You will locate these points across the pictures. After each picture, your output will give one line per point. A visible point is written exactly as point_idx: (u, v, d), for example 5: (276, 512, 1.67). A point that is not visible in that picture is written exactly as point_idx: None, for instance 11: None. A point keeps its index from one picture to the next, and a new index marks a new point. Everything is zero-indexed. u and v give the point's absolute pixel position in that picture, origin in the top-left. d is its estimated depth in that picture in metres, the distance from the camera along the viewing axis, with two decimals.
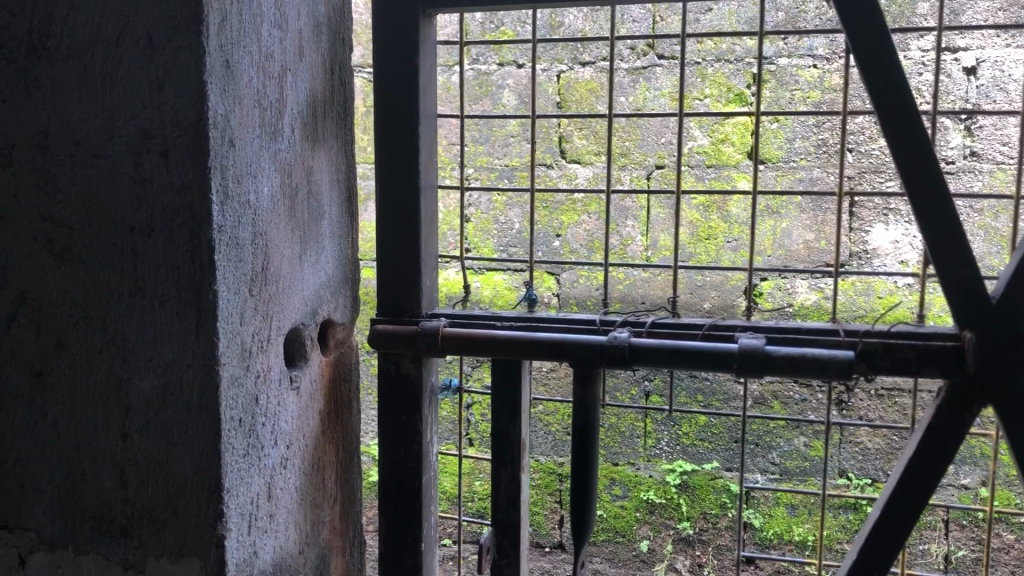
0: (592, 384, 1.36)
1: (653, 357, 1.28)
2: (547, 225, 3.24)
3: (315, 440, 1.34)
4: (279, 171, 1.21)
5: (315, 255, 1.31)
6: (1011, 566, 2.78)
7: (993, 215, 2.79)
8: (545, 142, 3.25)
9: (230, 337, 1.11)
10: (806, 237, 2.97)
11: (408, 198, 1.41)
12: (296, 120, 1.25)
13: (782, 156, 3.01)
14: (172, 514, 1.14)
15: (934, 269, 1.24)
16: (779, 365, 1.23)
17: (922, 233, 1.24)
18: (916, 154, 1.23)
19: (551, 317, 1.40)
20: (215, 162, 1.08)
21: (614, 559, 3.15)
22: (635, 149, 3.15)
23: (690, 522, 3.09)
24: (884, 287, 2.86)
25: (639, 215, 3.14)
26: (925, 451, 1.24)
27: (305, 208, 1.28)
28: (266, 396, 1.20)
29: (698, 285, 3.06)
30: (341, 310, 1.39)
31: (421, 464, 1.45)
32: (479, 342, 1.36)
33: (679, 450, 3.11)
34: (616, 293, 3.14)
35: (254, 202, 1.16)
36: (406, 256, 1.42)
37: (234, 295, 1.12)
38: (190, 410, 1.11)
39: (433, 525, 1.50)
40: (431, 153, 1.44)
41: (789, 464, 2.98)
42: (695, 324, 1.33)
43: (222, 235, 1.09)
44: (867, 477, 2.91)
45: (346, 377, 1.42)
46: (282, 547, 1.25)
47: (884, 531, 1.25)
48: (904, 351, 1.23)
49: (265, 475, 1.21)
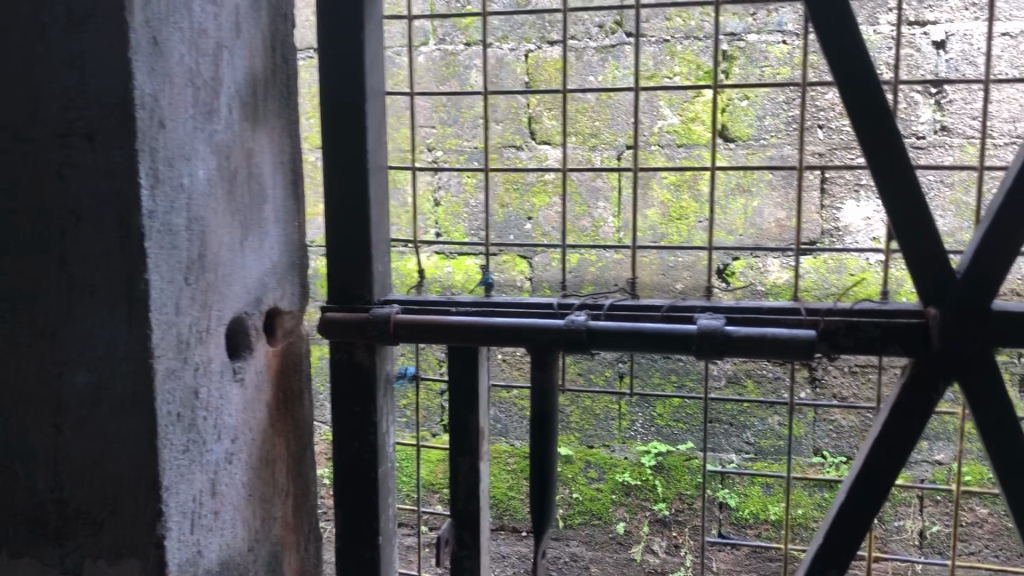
0: (551, 370, 1.31)
1: (612, 341, 1.24)
2: (518, 208, 2.96)
3: (264, 432, 1.29)
4: (216, 153, 1.16)
5: (257, 240, 1.25)
6: (984, 539, 2.56)
7: (964, 189, 2.53)
8: (513, 124, 3.00)
9: (165, 329, 1.07)
10: (778, 215, 2.64)
11: (356, 182, 1.35)
12: (233, 100, 1.20)
13: (752, 134, 2.69)
14: (109, 514, 1.09)
15: (897, 245, 1.21)
16: (740, 347, 1.20)
17: (886, 209, 1.20)
18: (880, 129, 1.19)
19: (508, 301, 1.35)
20: (143, 145, 1.03)
21: (590, 542, 2.87)
22: (604, 129, 2.86)
23: (666, 504, 2.81)
24: (856, 264, 2.56)
25: (611, 195, 2.83)
26: (890, 434, 1.21)
27: (245, 192, 1.23)
28: (207, 389, 1.15)
29: (670, 266, 2.71)
30: (289, 297, 1.34)
31: (378, 455, 1.41)
32: (432, 329, 1.31)
33: (654, 431, 2.81)
34: (589, 275, 2.80)
35: (189, 186, 1.10)
36: (355, 241, 1.37)
37: (168, 284, 1.07)
38: (124, 405, 1.06)
39: (391, 517, 1.46)
40: (380, 133, 1.38)
41: (764, 443, 2.74)
42: (654, 305, 1.30)
43: (153, 222, 1.04)
44: (841, 455, 2.64)
45: (297, 368, 1.37)
46: (229, 546, 1.21)
47: (850, 518, 1.23)
48: (867, 330, 1.20)
49: (208, 471, 1.16)
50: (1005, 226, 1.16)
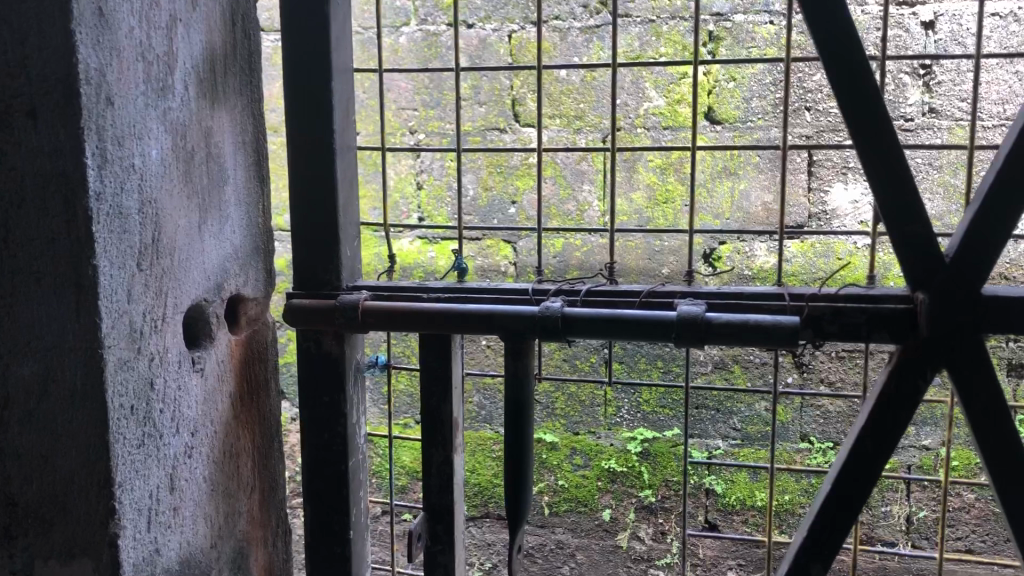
0: (525, 358, 1.26)
1: (589, 328, 1.20)
2: (502, 191, 2.78)
3: (226, 424, 1.24)
4: (170, 132, 1.10)
5: (217, 224, 1.20)
6: (971, 525, 2.51)
7: (953, 171, 2.47)
8: (497, 106, 2.79)
9: (116, 317, 1.01)
10: (765, 198, 2.53)
11: (322, 162, 1.30)
12: (188, 75, 1.14)
13: (739, 116, 2.57)
14: (60, 512, 1.03)
15: (884, 226, 1.16)
16: (721, 334, 1.15)
17: (873, 189, 1.15)
18: (867, 106, 1.14)
19: (481, 287, 1.30)
20: (90, 123, 0.97)
21: (577, 529, 2.72)
22: (589, 111, 2.67)
23: (653, 490, 2.66)
24: (844, 247, 2.50)
25: (596, 178, 2.67)
26: (877, 423, 1.17)
27: (203, 174, 1.17)
28: (164, 380, 1.10)
29: (655, 250, 2.60)
30: (252, 283, 1.29)
31: (348, 447, 1.36)
32: (401, 316, 1.26)
33: (641, 417, 2.65)
34: (573, 262, 2.67)
35: (140, 166, 1.04)
36: (322, 225, 1.32)
37: (119, 270, 1.01)
38: (73, 397, 1.00)
39: (363, 510, 1.41)
40: (347, 112, 1.33)
41: (751, 429, 2.58)
42: (633, 291, 1.25)
43: (101, 204, 0.99)
44: (828, 440, 2.54)
45: (261, 357, 1.32)
46: (190, 543, 1.16)
47: (836, 509, 1.19)
48: (853, 316, 1.16)
49: (166, 465, 1.11)
50: (997, 207, 1.11)
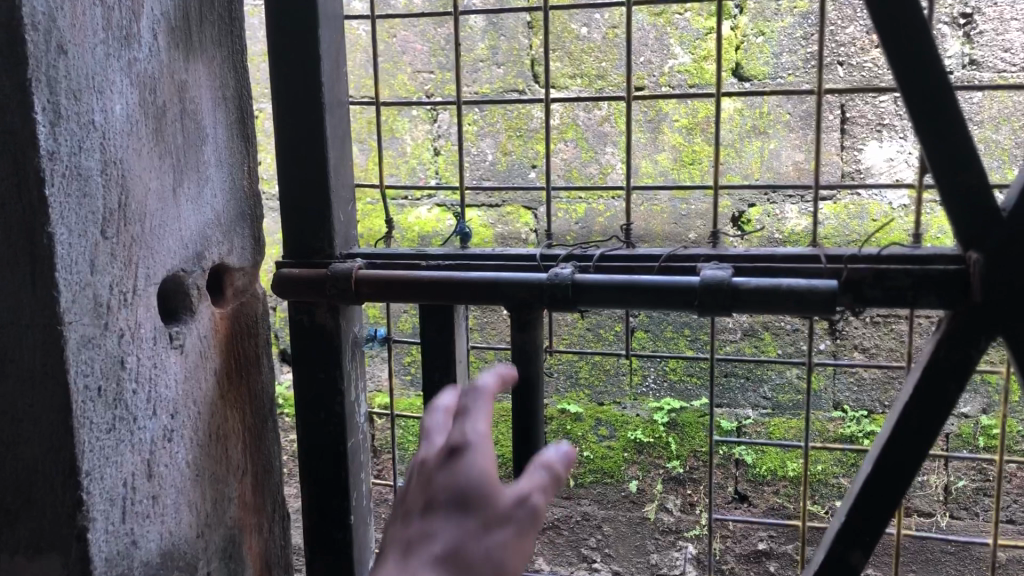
0: (533, 330, 1.15)
1: (602, 296, 1.09)
2: (521, 157, 2.53)
3: (210, 404, 1.15)
4: (136, 85, 0.99)
5: (194, 187, 1.10)
6: (1013, 494, 2.30)
7: (994, 127, 2.19)
8: (516, 66, 2.52)
9: (78, 290, 0.91)
10: (796, 158, 2.32)
11: (312, 117, 1.20)
12: (155, 22, 1.03)
13: (768, 73, 2.32)
14: (25, 503, 0.95)
15: (934, 177, 1.03)
16: (750, 300, 1.05)
17: (922, 138, 1.03)
18: (913, 46, 1.01)
19: (485, 254, 1.20)
20: (39, 72, 0.86)
21: (603, 500, 2.50)
22: (611, 70, 2.41)
23: (681, 461, 2.46)
24: (878, 208, 2.30)
25: (620, 140, 2.43)
26: (925, 397, 1.05)
27: (176, 132, 1.07)
28: (137, 357, 1.00)
29: (682, 214, 2.41)
30: (238, 252, 1.20)
31: (346, 426, 1.27)
32: (399, 286, 1.16)
33: (667, 387, 2.47)
34: (596, 228, 2.45)
35: (101, 122, 0.94)
36: (313, 188, 1.22)
37: (79, 238, 0.91)
38: (32, 379, 0.91)
39: (365, 493, 1.32)
40: (337, 65, 1.23)
41: (782, 397, 2.41)
42: (651, 255, 1.15)
43: (56, 164, 0.88)
44: (863, 409, 2.35)
45: (249, 331, 1.23)
46: (173, 533, 1.07)
47: (876, 490, 1.08)
48: (897, 279, 1.05)
49: (142, 450, 1.02)
50: None
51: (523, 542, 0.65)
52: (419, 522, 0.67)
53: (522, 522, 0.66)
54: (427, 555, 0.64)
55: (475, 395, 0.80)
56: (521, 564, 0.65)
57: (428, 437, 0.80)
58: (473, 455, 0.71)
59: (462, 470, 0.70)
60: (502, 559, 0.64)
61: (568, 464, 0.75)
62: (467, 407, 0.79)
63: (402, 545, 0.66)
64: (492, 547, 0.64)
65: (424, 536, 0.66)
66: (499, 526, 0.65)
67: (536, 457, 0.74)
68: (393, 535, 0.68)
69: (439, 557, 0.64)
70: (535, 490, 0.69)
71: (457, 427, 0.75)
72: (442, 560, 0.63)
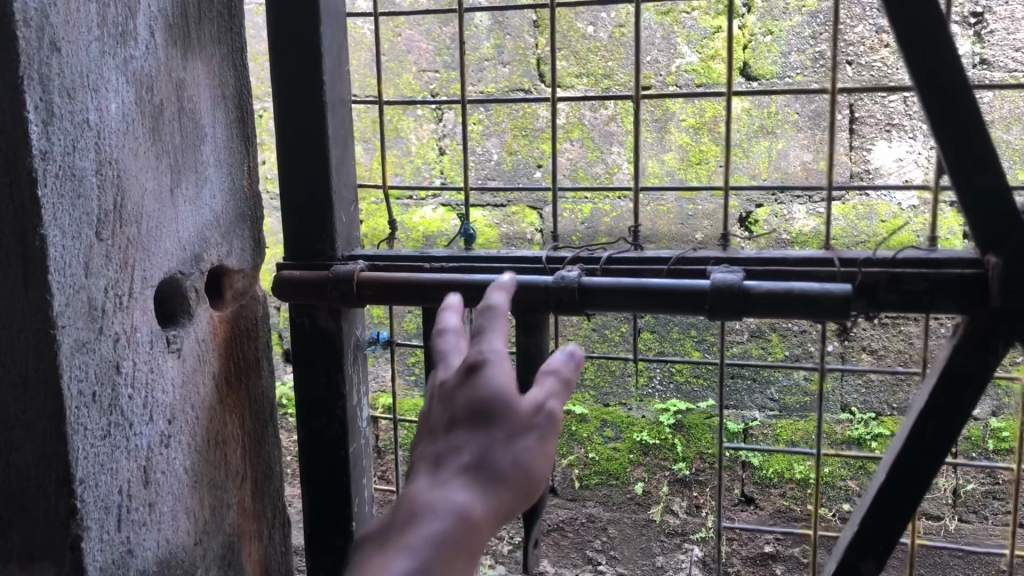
0: (540, 334, 1.13)
1: (609, 299, 1.07)
2: (527, 157, 2.51)
3: (209, 407, 1.13)
4: (132, 83, 0.97)
5: (192, 188, 1.08)
6: None
7: (1005, 127, 2.13)
8: (521, 66, 2.49)
9: (72, 294, 0.89)
10: (804, 158, 2.29)
11: (313, 116, 1.18)
12: (153, 19, 1.01)
13: (776, 73, 2.28)
14: (18, 511, 0.93)
15: (952, 179, 1.00)
16: (762, 304, 1.02)
17: (939, 139, 1.00)
18: (930, 45, 0.98)
19: (490, 256, 1.17)
20: (32, 70, 0.84)
21: (608, 502, 2.47)
22: (617, 69, 2.38)
23: (686, 463, 2.42)
24: (887, 209, 2.25)
25: (626, 140, 2.40)
26: (940, 405, 1.03)
27: (174, 131, 1.05)
28: (133, 362, 0.98)
29: (688, 214, 2.38)
30: (238, 254, 1.17)
31: (348, 431, 1.24)
32: (401, 288, 1.13)
33: (673, 389, 2.43)
34: (602, 228, 2.42)
35: (96, 121, 0.92)
36: (315, 189, 1.20)
37: (73, 240, 0.89)
38: (25, 385, 0.89)
39: (367, 499, 1.30)
40: (338, 63, 1.21)
41: (789, 400, 2.36)
42: (660, 258, 1.12)
43: (49, 164, 0.86)
44: (870, 411, 2.27)
45: (249, 333, 1.21)
46: (170, 541, 1.05)
47: (889, 500, 1.06)
48: (912, 283, 1.02)
49: (139, 457, 0.99)
50: None
51: (547, 446, 0.68)
52: (445, 437, 0.68)
53: (542, 427, 0.68)
54: (457, 465, 0.66)
55: (488, 313, 0.79)
56: (547, 466, 0.67)
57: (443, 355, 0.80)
58: (490, 370, 0.72)
59: (483, 386, 0.70)
60: (528, 463, 0.66)
61: (576, 365, 0.77)
62: (481, 326, 0.78)
63: (431, 460, 0.67)
64: (519, 454, 0.66)
65: (451, 449, 0.67)
66: (523, 435, 0.67)
67: (545, 364, 0.75)
68: (421, 452, 0.69)
69: (469, 467, 0.65)
70: (550, 397, 0.70)
71: (474, 347, 0.75)
72: (472, 469, 0.65)
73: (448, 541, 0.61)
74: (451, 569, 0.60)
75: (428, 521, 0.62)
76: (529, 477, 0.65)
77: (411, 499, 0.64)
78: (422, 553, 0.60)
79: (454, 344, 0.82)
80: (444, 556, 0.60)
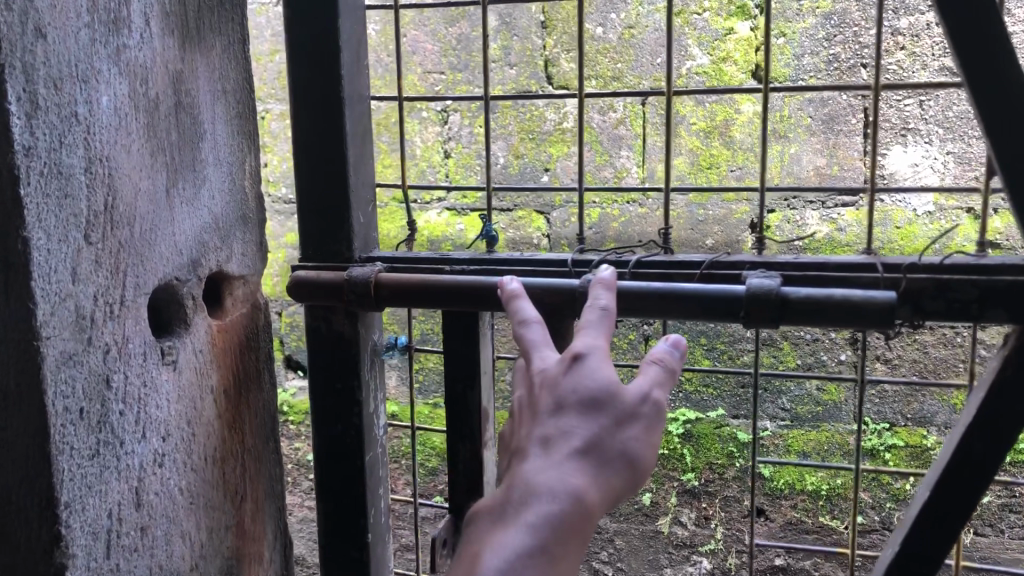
0: (564, 342, 1.05)
1: (639, 305, 0.99)
2: (533, 159, 2.43)
3: (210, 421, 1.06)
4: (126, 74, 0.90)
5: (190, 188, 1.01)
6: None
7: None
8: (527, 67, 2.41)
9: (56, 303, 0.82)
10: (817, 162, 2.20)
11: (330, 112, 1.11)
12: (148, 6, 0.94)
13: (789, 76, 2.17)
14: None
15: (1006, 181, 0.93)
16: (800, 312, 0.95)
17: (991, 138, 0.93)
18: (986, 38, 0.91)
19: (515, 260, 1.10)
20: (16, 57, 0.76)
21: (614, 513, 2.36)
22: (627, 71, 2.30)
23: (695, 474, 2.31)
24: (902, 215, 2.16)
25: (635, 143, 2.32)
26: (988, 420, 0.95)
27: (170, 127, 0.98)
28: (125, 375, 0.91)
29: (698, 219, 2.30)
30: (239, 258, 1.10)
31: (363, 440, 1.17)
32: (422, 291, 1.06)
33: (682, 398, 2.34)
34: (610, 233, 2.34)
35: (86, 114, 0.85)
36: (332, 188, 1.13)
37: (59, 244, 0.82)
38: (6, 401, 0.82)
39: (383, 512, 1.22)
40: (359, 55, 1.14)
41: (801, 409, 2.26)
42: (691, 262, 1.05)
43: (34, 160, 0.79)
44: (884, 422, 2.15)
45: (252, 343, 1.14)
46: (163, 566, 0.97)
47: (932, 521, 0.98)
48: (962, 291, 0.95)
49: (131, 476, 0.92)
50: None
51: (652, 436, 0.65)
52: (550, 418, 0.65)
53: (649, 416, 0.66)
54: (567, 448, 0.63)
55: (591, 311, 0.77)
56: (653, 456, 0.65)
57: (535, 337, 0.77)
58: (593, 361, 0.68)
59: (588, 372, 0.67)
60: (638, 453, 0.64)
61: (680, 355, 0.73)
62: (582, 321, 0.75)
63: (537, 439, 0.64)
64: (628, 443, 0.64)
65: (560, 432, 0.64)
66: (630, 424, 0.64)
67: (648, 352, 0.71)
68: (523, 429, 0.67)
69: (581, 451, 0.63)
70: (656, 388, 0.67)
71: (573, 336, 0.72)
72: (584, 455, 0.62)
73: (565, 523, 0.59)
74: (566, 553, 0.59)
75: (541, 503, 0.60)
76: (636, 467, 0.63)
77: (522, 477, 0.62)
78: (541, 534, 0.59)
79: (542, 333, 0.78)
80: (559, 538, 0.59)
